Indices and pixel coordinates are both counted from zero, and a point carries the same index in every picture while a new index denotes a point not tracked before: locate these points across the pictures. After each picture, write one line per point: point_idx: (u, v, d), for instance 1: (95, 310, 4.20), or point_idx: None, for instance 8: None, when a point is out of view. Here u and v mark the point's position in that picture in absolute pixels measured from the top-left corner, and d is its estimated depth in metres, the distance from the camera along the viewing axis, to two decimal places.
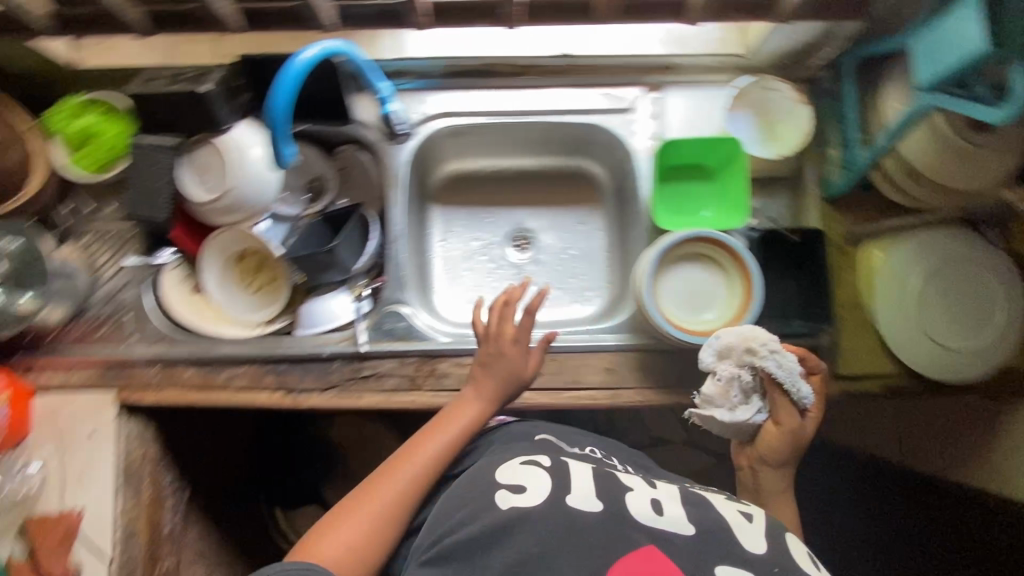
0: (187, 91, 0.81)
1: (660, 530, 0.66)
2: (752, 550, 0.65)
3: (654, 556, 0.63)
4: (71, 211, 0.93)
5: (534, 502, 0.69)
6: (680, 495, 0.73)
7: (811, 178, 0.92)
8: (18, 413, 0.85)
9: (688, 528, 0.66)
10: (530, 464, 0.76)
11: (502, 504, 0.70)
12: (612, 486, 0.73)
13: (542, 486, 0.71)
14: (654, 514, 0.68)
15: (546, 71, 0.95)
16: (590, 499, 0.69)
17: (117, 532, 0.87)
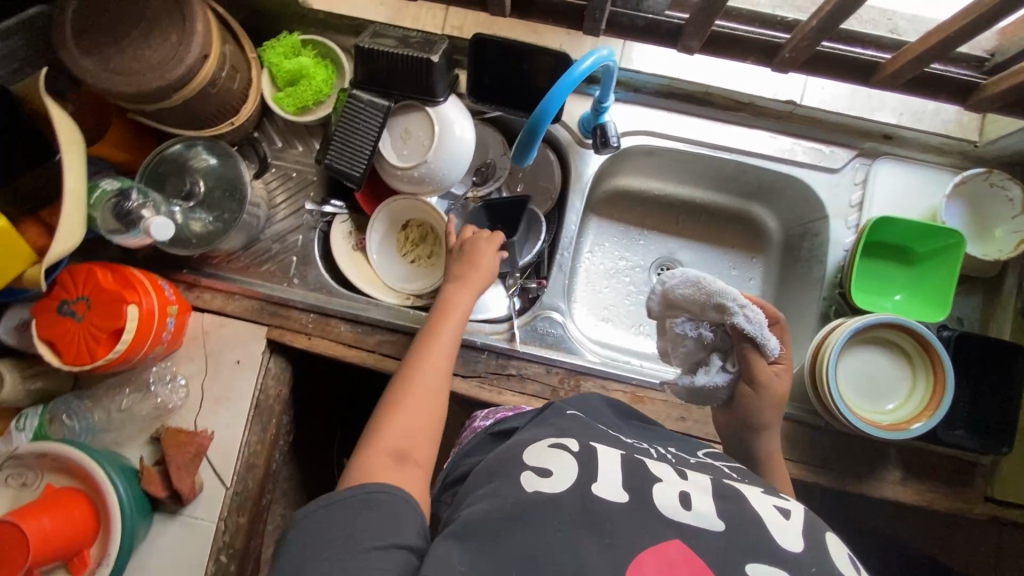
0: (422, 59, 0.82)
1: (686, 522, 0.52)
2: (787, 545, 0.51)
3: (673, 548, 0.49)
4: (263, 144, 0.94)
5: (558, 489, 0.54)
6: (713, 484, 0.57)
7: (1013, 287, 0.86)
8: (180, 325, 0.87)
9: (718, 524, 0.52)
10: (556, 446, 0.60)
11: (529, 488, 0.55)
12: (640, 473, 0.57)
13: (566, 468, 0.56)
14: (681, 508, 0.53)
15: (763, 112, 0.91)
16: (617, 488, 0.55)
17: (240, 462, 0.89)
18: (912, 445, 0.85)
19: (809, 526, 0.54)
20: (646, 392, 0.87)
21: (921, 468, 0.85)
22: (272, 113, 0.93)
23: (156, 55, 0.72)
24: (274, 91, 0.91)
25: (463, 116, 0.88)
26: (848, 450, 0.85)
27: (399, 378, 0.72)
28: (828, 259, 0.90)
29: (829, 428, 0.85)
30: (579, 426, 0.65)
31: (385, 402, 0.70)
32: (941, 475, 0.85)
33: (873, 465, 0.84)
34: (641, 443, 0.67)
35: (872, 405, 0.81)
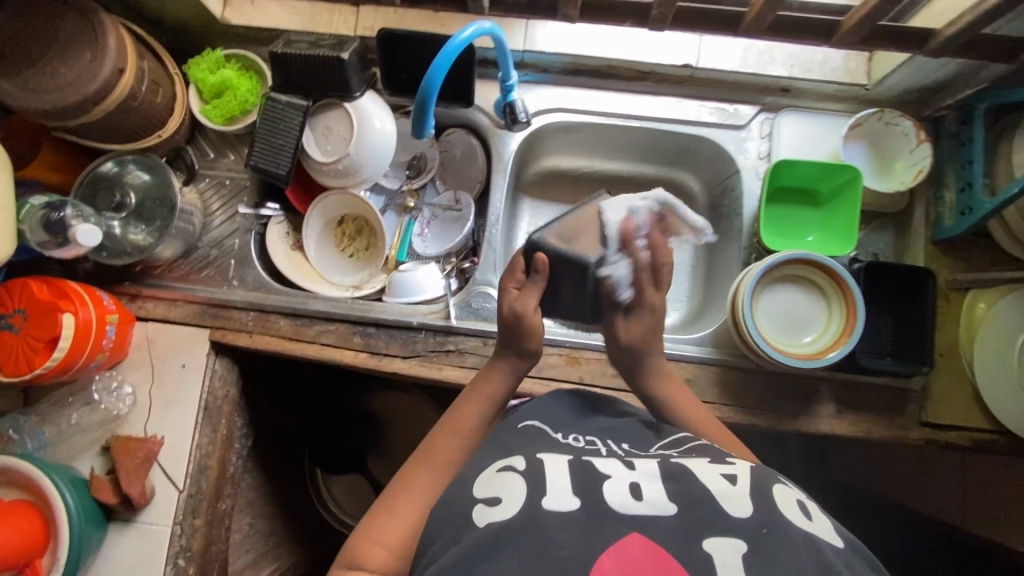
0: (331, 56, 0.86)
1: (639, 513, 0.50)
2: (737, 512, 0.50)
3: (632, 544, 0.47)
4: (196, 156, 0.98)
5: (510, 514, 0.51)
6: (660, 469, 0.55)
7: (920, 218, 0.90)
8: (122, 336, 0.89)
9: (669, 509, 0.50)
10: (504, 469, 0.57)
11: (481, 523, 0.51)
12: (588, 475, 0.54)
13: (515, 491, 0.53)
14: (632, 499, 0.51)
15: (666, 79, 0.96)
16: (566, 495, 0.52)
17: (191, 464, 0.90)
18: (843, 377, 0.87)
19: (755, 486, 0.53)
20: (580, 353, 0.90)
21: (855, 400, 0.87)
22: (202, 126, 0.97)
23: (71, 73, 0.76)
24: (200, 105, 0.95)
25: (382, 110, 0.93)
26: (781, 389, 0.87)
27: (416, 462, 0.66)
28: (744, 211, 0.93)
29: (761, 370, 0.88)
30: (529, 438, 0.63)
31: (397, 486, 0.64)
32: (874, 404, 0.87)
33: (806, 402, 0.87)
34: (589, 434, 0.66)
35: (793, 339, 0.84)
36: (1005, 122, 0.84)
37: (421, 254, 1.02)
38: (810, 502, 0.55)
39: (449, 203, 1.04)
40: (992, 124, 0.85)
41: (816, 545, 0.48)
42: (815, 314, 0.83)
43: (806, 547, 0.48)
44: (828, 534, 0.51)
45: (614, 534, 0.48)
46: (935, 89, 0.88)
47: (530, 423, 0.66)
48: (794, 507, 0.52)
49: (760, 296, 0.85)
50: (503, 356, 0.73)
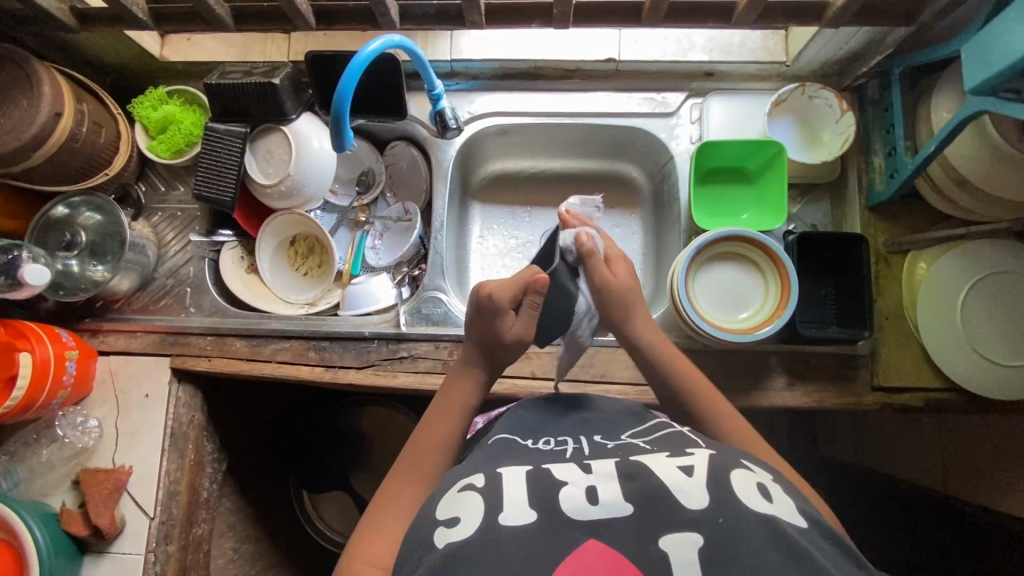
0: (263, 83, 0.89)
1: (595, 518, 0.50)
2: (693, 505, 0.50)
3: (589, 552, 0.48)
4: (145, 191, 1.01)
5: (467, 533, 0.50)
6: (618, 468, 0.55)
7: (853, 185, 0.91)
8: (84, 371, 0.91)
9: (625, 510, 0.50)
10: (464, 487, 0.56)
11: (439, 544, 0.51)
12: (545, 482, 0.54)
13: (475, 508, 0.52)
14: (588, 504, 0.51)
15: (593, 75, 0.98)
16: (523, 507, 0.52)
17: (161, 491, 0.91)
18: (790, 349, 0.88)
19: (711, 476, 0.53)
20: (530, 348, 0.91)
21: (805, 371, 0.87)
22: (151, 162, 1.00)
23: (10, 120, 0.80)
24: (147, 141, 0.98)
25: (320, 130, 0.95)
26: (731, 366, 0.88)
27: (399, 465, 0.67)
28: (681, 194, 0.95)
29: (710, 349, 0.88)
30: (493, 452, 0.62)
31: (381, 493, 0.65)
32: (825, 374, 0.87)
33: (757, 377, 0.87)
34: (557, 438, 0.65)
35: (730, 316, 0.85)
36: (921, 84, 0.85)
37: (374, 267, 1.05)
38: (771, 483, 0.55)
39: (400, 214, 1.07)
40: (911, 87, 0.86)
41: (776, 526, 0.49)
42: (752, 289, 0.84)
43: (767, 530, 0.48)
44: (790, 515, 0.51)
45: (573, 542, 0.49)
46: (852, 59, 0.90)
47: (500, 437, 0.65)
48: (748, 487, 0.53)
49: (695, 276, 0.86)
50: (473, 366, 0.75)
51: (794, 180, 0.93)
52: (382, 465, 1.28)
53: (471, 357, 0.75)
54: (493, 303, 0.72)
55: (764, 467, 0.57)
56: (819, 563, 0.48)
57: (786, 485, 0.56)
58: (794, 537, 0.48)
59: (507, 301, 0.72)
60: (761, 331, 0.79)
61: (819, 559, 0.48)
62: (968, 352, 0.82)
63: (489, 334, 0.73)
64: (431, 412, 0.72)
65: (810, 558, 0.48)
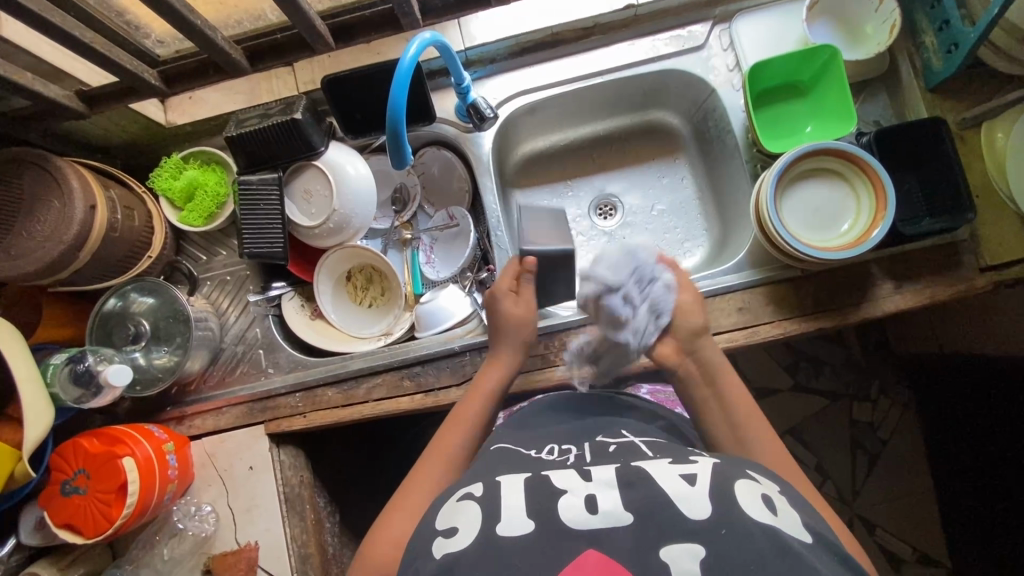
0: (286, 121, 0.84)
1: (594, 527, 0.47)
2: (695, 515, 0.47)
3: (587, 562, 0.45)
4: (189, 264, 0.97)
5: (463, 544, 0.49)
6: (619, 476, 0.53)
7: (908, 70, 0.88)
8: (183, 459, 0.88)
9: (625, 518, 0.48)
10: (463, 497, 0.56)
11: (437, 554, 0.49)
12: (546, 492, 0.52)
13: (472, 519, 0.52)
14: (587, 514, 0.49)
15: (610, 28, 0.93)
16: (521, 517, 0.50)
17: (292, 558, 0.88)
18: (890, 253, 0.85)
19: (713, 485, 0.50)
20: None
21: (909, 271, 0.85)
22: (185, 233, 0.97)
23: (47, 225, 0.76)
24: (177, 213, 0.94)
25: (351, 156, 0.91)
26: (835, 285, 0.85)
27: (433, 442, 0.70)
28: (733, 127, 0.91)
29: (809, 274, 0.85)
30: (492, 462, 0.62)
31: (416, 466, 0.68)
32: (930, 269, 0.84)
33: (863, 289, 0.84)
34: (559, 447, 0.65)
35: (823, 233, 0.82)
36: None
37: (437, 280, 1.01)
38: (780, 497, 0.51)
39: (446, 221, 1.03)
40: None
41: (780, 537, 0.45)
42: (841, 200, 0.81)
43: (768, 538, 0.44)
44: (795, 529, 0.47)
45: (570, 551, 0.46)
46: None
47: (500, 446, 0.67)
48: (750, 497, 0.49)
49: (780, 200, 0.83)
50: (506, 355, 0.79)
51: (850, 80, 0.90)
52: None
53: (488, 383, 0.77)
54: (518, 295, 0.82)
55: (770, 477, 0.54)
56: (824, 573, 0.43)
57: (794, 498, 0.52)
58: (797, 549, 0.44)
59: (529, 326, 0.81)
60: (865, 239, 0.76)
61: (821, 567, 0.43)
62: None
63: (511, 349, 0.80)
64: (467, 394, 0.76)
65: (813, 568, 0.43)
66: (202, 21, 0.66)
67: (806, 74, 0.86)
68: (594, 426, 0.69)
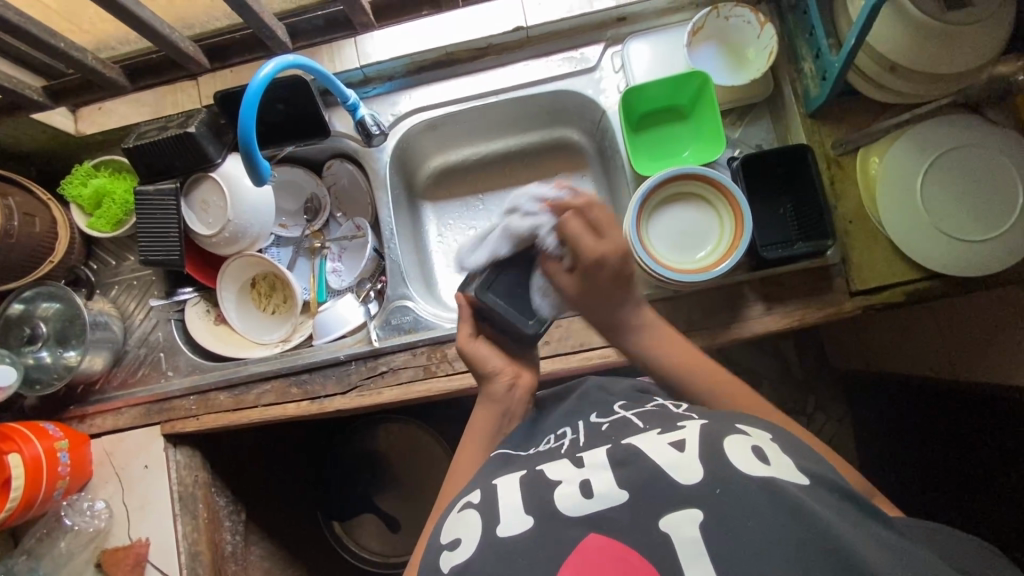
0: (179, 134, 0.88)
1: (593, 511, 0.50)
2: (687, 480, 0.50)
3: (592, 548, 0.48)
4: (97, 268, 1.01)
5: (469, 555, 0.52)
6: (611, 456, 0.55)
7: (790, 95, 0.89)
8: (79, 457, 0.92)
9: (622, 497, 0.50)
10: (463, 507, 0.59)
11: (446, 569, 0.53)
12: (541, 488, 0.55)
13: (473, 529, 0.54)
14: (583, 498, 0.52)
15: (505, 48, 0.96)
16: (517, 517, 0.53)
17: (182, 554, 0.91)
18: (761, 276, 0.86)
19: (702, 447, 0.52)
20: None
21: (781, 293, 0.86)
22: (94, 238, 1.00)
23: None
24: (87, 219, 0.98)
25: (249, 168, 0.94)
26: (707, 306, 0.87)
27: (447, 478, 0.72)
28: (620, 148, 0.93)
29: (681, 294, 0.87)
30: (497, 464, 0.64)
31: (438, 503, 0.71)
32: (801, 292, 0.86)
33: (734, 311, 0.86)
34: (555, 435, 0.66)
35: (690, 257, 0.84)
36: None
37: (339, 289, 1.04)
38: (769, 446, 0.54)
39: (353, 231, 1.06)
40: None
41: (775, 486, 0.48)
42: (707, 226, 0.83)
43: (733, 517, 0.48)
44: (791, 472, 0.50)
45: (572, 540, 0.49)
46: None
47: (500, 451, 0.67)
48: (744, 445, 0.53)
49: (652, 224, 0.85)
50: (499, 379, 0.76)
51: (733, 104, 0.92)
52: (406, 479, 1.28)
53: (481, 425, 0.74)
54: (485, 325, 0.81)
55: (760, 427, 0.57)
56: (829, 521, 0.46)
57: (788, 445, 0.55)
58: (799, 494, 0.47)
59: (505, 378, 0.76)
60: (718, 268, 0.78)
61: (821, 510, 0.47)
62: (939, 238, 0.81)
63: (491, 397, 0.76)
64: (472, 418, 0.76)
65: (809, 509, 0.47)
66: (65, 43, 0.74)
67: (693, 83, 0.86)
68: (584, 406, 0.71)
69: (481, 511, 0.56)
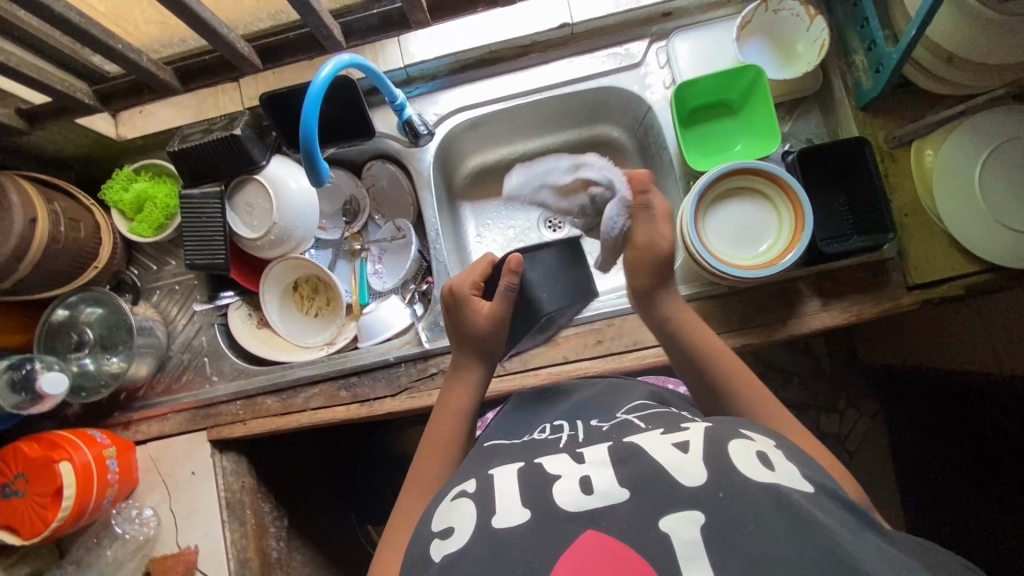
0: (225, 136, 0.87)
1: (592, 507, 0.46)
2: (692, 482, 0.46)
3: (588, 543, 0.44)
4: (138, 273, 1.01)
5: (462, 545, 0.48)
6: (611, 453, 0.52)
7: (841, 89, 0.88)
8: (126, 464, 0.91)
9: (622, 494, 0.47)
10: (457, 496, 0.54)
11: (436, 558, 0.48)
12: (538, 480, 0.51)
13: (467, 517, 0.50)
14: (582, 494, 0.48)
15: (549, 45, 0.95)
16: (515, 507, 0.49)
17: (231, 562, 0.89)
18: (817, 270, 0.85)
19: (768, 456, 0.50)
20: (558, 334, 0.89)
21: (837, 288, 0.85)
22: (136, 243, 1.00)
23: None
24: (128, 225, 0.97)
25: (293, 169, 0.93)
26: (762, 302, 0.86)
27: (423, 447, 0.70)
28: (668, 143, 0.93)
29: (736, 291, 0.86)
30: (487, 456, 0.60)
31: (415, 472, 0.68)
32: (857, 287, 0.85)
33: (790, 306, 0.85)
34: (552, 427, 0.66)
35: (746, 253, 0.83)
36: None
37: (382, 291, 1.03)
38: (771, 452, 0.51)
39: (393, 232, 1.05)
40: None
41: (781, 494, 0.44)
42: (762, 220, 0.82)
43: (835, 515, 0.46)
44: (795, 482, 0.47)
45: (567, 535, 0.45)
46: None
47: (492, 442, 0.65)
48: (745, 454, 0.49)
49: (705, 219, 0.85)
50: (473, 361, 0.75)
51: (781, 99, 0.91)
52: None
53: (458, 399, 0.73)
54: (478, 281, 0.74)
55: (764, 434, 0.54)
56: (830, 527, 0.43)
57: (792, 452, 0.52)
58: (797, 501, 0.44)
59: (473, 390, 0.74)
60: (777, 263, 0.77)
61: (826, 521, 0.44)
62: (999, 231, 0.80)
63: (463, 383, 0.74)
64: (447, 391, 0.75)
65: (820, 522, 0.43)
66: (121, 45, 0.73)
67: (746, 77, 0.86)
68: (602, 402, 0.69)
69: (476, 500, 0.52)
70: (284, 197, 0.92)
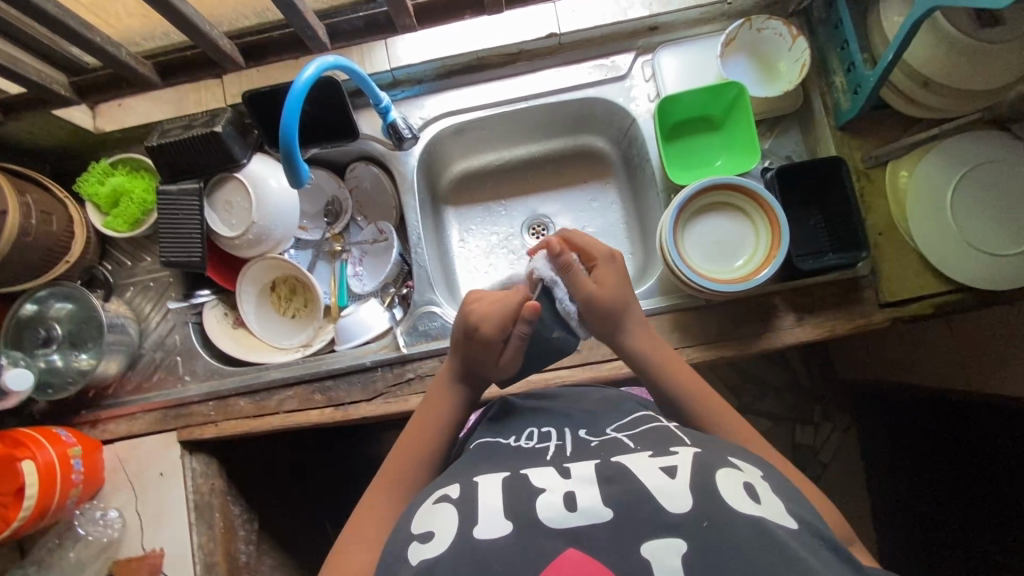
0: (205, 132, 0.86)
1: (573, 525, 0.47)
2: (676, 509, 0.46)
3: (569, 562, 0.44)
4: (111, 269, 0.99)
5: (441, 551, 0.47)
6: (599, 470, 0.52)
7: (821, 108, 0.90)
8: (92, 464, 0.88)
9: (604, 514, 0.47)
10: (440, 499, 0.54)
11: (414, 561, 0.48)
12: (524, 493, 0.51)
13: (449, 523, 0.50)
14: (566, 511, 0.48)
15: (537, 54, 0.95)
16: (498, 518, 0.49)
17: (198, 565, 0.88)
18: (793, 286, 0.87)
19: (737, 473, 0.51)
20: None
21: (811, 304, 0.86)
22: (110, 238, 0.98)
23: None
24: (104, 219, 0.95)
25: (274, 168, 0.92)
26: (739, 315, 0.86)
27: (393, 455, 0.68)
28: (651, 156, 0.93)
29: (714, 304, 0.87)
30: (475, 460, 0.59)
31: (384, 476, 0.67)
32: (832, 304, 0.86)
33: (766, 321, 0.86)
34: (540, 432, 0.63)
35: (726, 267, 0.84)
36: None
37: (361, 294, 1.01)
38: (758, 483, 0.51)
39: (375, 235, 1.04)
40: None
41: (765, 527, 0.45)
42: (743, 236, 0.83)
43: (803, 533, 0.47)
44: (776, 514, 0.47)
45: (548, 552, 0.45)
46: None
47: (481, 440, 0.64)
48: (737, 485, 0.49)
49: (685, 232, 0.86)
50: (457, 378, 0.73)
51: (762, 116, 0.93)
52: None
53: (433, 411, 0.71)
54: (482, 337, 0.69)
55: (752, 462, 0.54)
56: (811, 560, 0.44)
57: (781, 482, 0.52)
58: (783, 537, 0.44)
59: (452, 410, 0.71)
60: (754, 279, 0.78)
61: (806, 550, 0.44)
62: (973, 252, 0.82)
63: (444, 397, 0.72)
64: (426, 403, 0.73)
65: (799, 559, 0.43)
66: (100, 38, 0.73)
67: (730, 93, 0.87)
68: (572, 406, 0.68)
69: (459, 506, 0.52)
70: (265, 197, 0.91)
